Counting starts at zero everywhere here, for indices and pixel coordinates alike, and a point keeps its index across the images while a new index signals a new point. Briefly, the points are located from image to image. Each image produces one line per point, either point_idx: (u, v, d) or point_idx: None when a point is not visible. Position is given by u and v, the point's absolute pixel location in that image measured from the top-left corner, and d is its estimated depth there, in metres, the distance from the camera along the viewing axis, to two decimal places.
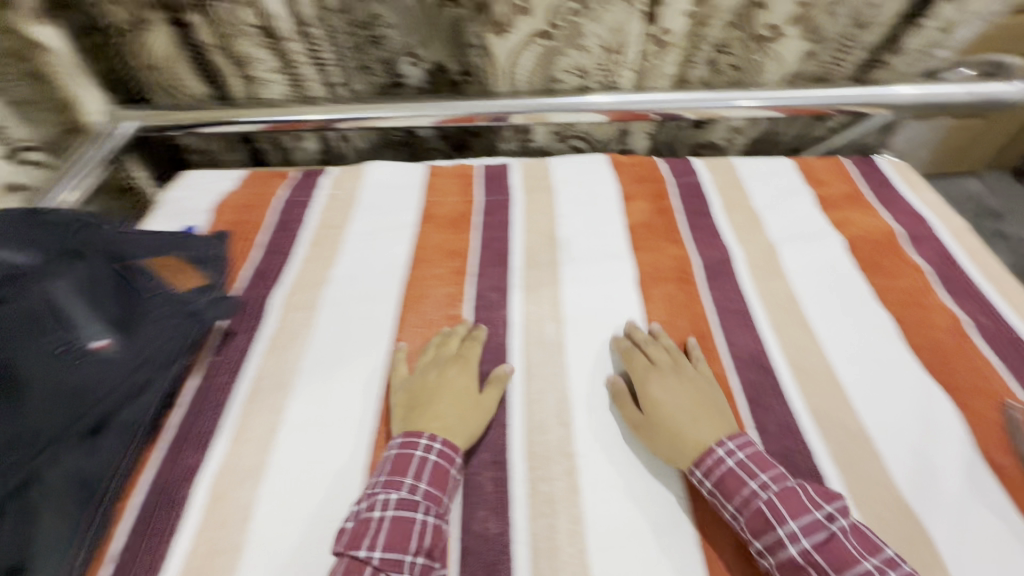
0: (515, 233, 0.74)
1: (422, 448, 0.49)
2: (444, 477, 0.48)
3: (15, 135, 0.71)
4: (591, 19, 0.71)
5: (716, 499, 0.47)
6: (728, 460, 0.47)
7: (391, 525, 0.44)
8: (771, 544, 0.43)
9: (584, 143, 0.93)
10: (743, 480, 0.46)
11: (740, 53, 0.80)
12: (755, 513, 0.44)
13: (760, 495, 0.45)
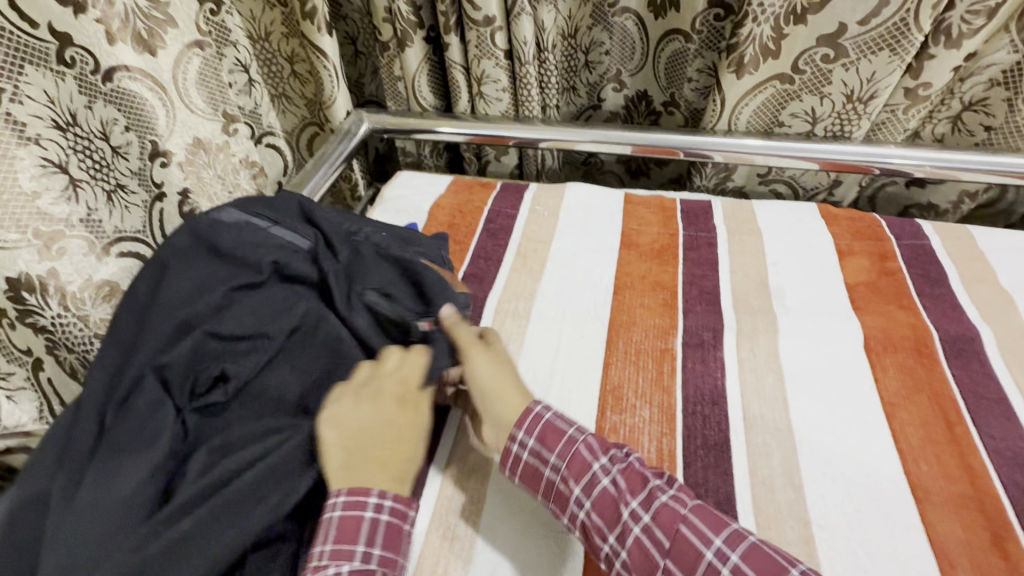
0: (722, 273, 0.73)
1: (371, 508, 0.44)
2: (398, 535, 0.45)
3: (268, 121, 0.86)
4: (843, 67, 0.69)
5: (540, 458, 0.49)
6: (546, 413, 0.50)
7: None
8: (589, 496, 0.46)
9: (787, 190, 0.89)
10: (563, 428, 0.49)
11: (999, 114, 0.74)
12: (575, 455, 0.48)
13: (580, 447, 0.48)
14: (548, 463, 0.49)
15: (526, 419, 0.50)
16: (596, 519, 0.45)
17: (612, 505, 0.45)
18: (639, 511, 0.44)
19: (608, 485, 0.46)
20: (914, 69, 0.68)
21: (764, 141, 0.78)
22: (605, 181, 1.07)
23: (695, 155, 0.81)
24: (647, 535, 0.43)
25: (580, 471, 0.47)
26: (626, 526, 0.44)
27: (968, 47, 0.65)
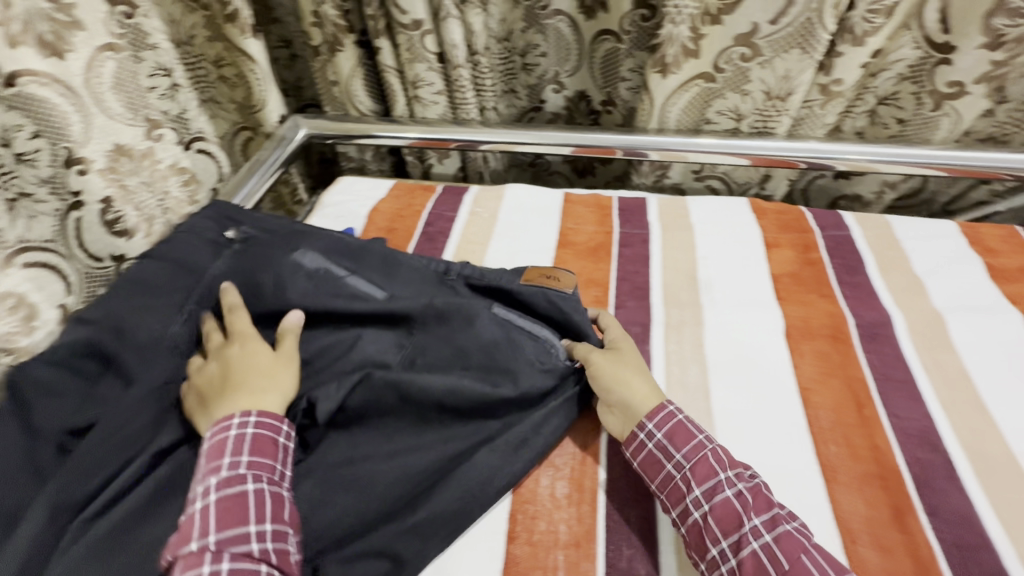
0: (653, 268, 0.74)
1: (234, 426, 0.48)
2: (270, 446, 0.48)
3: (195, 125, 0.87)
4: (760, 66, 0.72)
5: (662, 453, 0.50)
6: (680, 415, 0.51)
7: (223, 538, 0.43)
8: (708, 501, 0.46)
9: (721, 185, 0.92)
10: (693, 432, 0.50)
11: (909, 107, 0.77)
12: (701, 461, 0.48)
13: (707, 455, 0.49)
14: (670, 460, 0.49)
15: (658, 413, 0.51)
16: (711, 523, 0.45)
17: (731, 514, 0.45)
18: (760, 526, 0.44)
19: (731, 495, 0.46)
20: (826, 65, 0.71)
21: (694, 139, 0.79)
22: (553, 181, 1.07)
23: (631, 155, 0.83)
24: (765, 551, 0.42)
25: (705, 477, 0.47)
26: (745, 538, 0.44)
27: (873, 44, 0.67)
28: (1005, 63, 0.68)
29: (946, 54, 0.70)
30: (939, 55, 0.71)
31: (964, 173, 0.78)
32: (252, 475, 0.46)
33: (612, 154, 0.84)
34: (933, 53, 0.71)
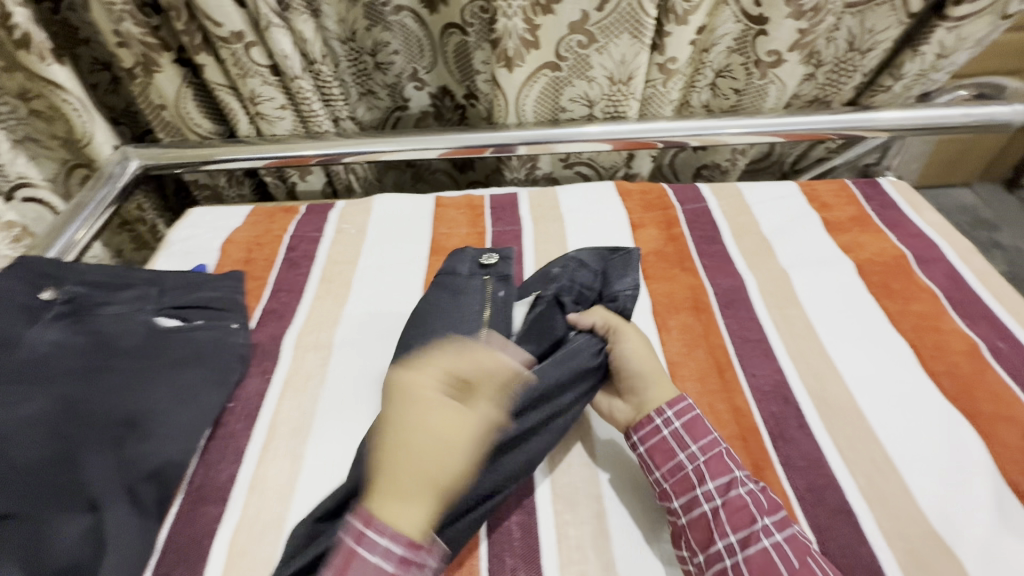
0: (527, 265, 0.74)
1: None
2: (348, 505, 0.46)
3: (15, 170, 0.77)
4: (598, 52, 0.73)
5: (678, 441, 0.50)
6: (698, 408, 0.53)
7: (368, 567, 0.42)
8: (721, 496, 0.47)
9: (590, 170, 0.94)
10: (709, 429, 0.51)
11: (742, 79, 0.83)
12: (717, 457, 0.49)
13: (722, 453, 0.50)
14: (685, 449, 0.50)
15: (679, 401, 0.53)
16: (721, 516, 0.46)
17: (743, 512, 0.45)
18: (771, 527, 0.44)
19: (745, 493, 0.47)
20: (660, 47, 0.74)
21: (552, 131, 0.80)
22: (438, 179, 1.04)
23: (502, 151, 0.81)
24: (775, 550, 0.43)
25: (722, 472, 0.48)
26: (756, 535, 0.44)
27: (696, 22, 0.70)
28: (809, 30, 0.73)
29: (762, 25, 0.75)
30: (756, 26, 0.75)
31: (798, 136, 0.85)
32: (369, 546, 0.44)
33: (481, 153, 0.82)
34: (752, 26, 0.76)
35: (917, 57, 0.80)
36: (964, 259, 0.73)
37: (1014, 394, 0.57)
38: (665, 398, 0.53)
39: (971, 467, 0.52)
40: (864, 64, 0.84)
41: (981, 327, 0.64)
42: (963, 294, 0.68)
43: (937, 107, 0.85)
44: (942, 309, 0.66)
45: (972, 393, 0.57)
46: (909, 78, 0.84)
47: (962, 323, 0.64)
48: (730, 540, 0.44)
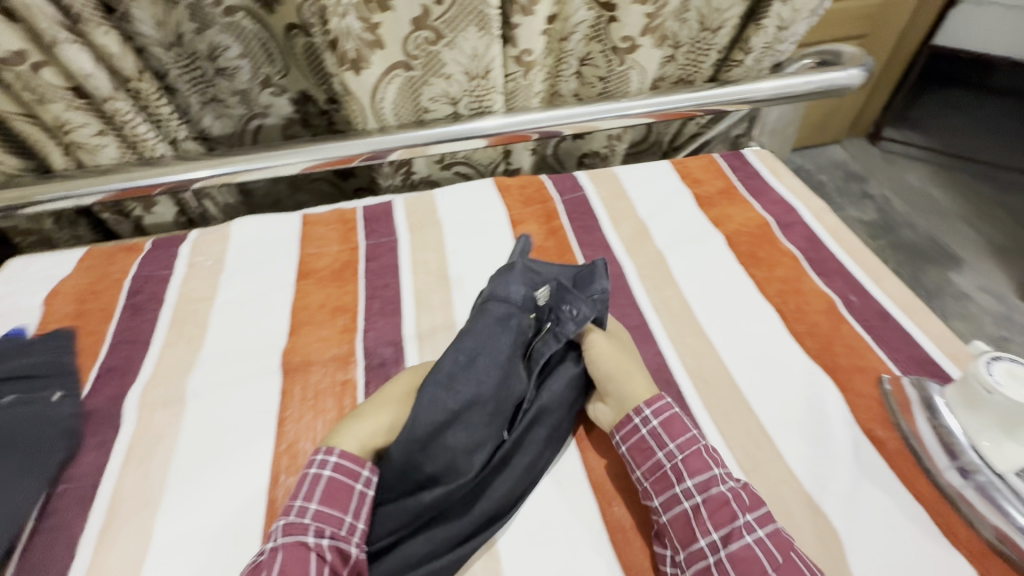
0: (404, 277, 0.70)
1: (318, 466, 0.46)
2: (345, 494, 0.45)
3: None
4: (447, 48, 0.69)
5: (655, 440, 0.50)
6: (675, 405, 0.52)
7: (283, 563, 0.41)
8: (703, 494, 0.46)
9: (469, 169, 0.91)
10: (686, 425, 0.50)
11: (603, 65, 0.83)
12: (694, 454, 0.48)
13: (700, 450, 0.49)
14: (662, 448, 0.49)
15: (655, 400, 0.52)
16: (703, 515, 0.45)
17: (725, 509, 0.45)
18: (754, 523, 0.44)
19: (726, 490, 0.46)
20: (511, 38, 0.72)
21: (417, 133, 0.76)
22: (318, 188, 0.97)
23: (372, 160, 0.78)
24: (758, 546, 0.43)
25: (700, 471, 0.47)
26: (738, 533, 0.44)
27: (542, 11, 0.69)
28: (656, 14, 0.74)
29: (612, 12, 0.75)
30: (607, 13, 0.75)
31: (666, 116, 0.86)
32: (316, 527, 0.43)
33: (350, 162, 0.78)
34: (603, 12, 0.75)
35: (760, 31, 0.84)
36: (819, 218, 0.77)
37: (865, 342, 0.61)
38: (642, 397, 0.53)
39: (833, 421, 0.55)
40: (716, 42, 0.86)
41: (836, 282, 0.68)
42: (820, 254, 0.72)
43: (785, 76, 0.89)
44: (802, 271, 0.69)
45: (831, 349, 0.61)
46: (757, 51, 0.87)
47: (820, 282, 0.68)
48: (712, 539, 0.44)
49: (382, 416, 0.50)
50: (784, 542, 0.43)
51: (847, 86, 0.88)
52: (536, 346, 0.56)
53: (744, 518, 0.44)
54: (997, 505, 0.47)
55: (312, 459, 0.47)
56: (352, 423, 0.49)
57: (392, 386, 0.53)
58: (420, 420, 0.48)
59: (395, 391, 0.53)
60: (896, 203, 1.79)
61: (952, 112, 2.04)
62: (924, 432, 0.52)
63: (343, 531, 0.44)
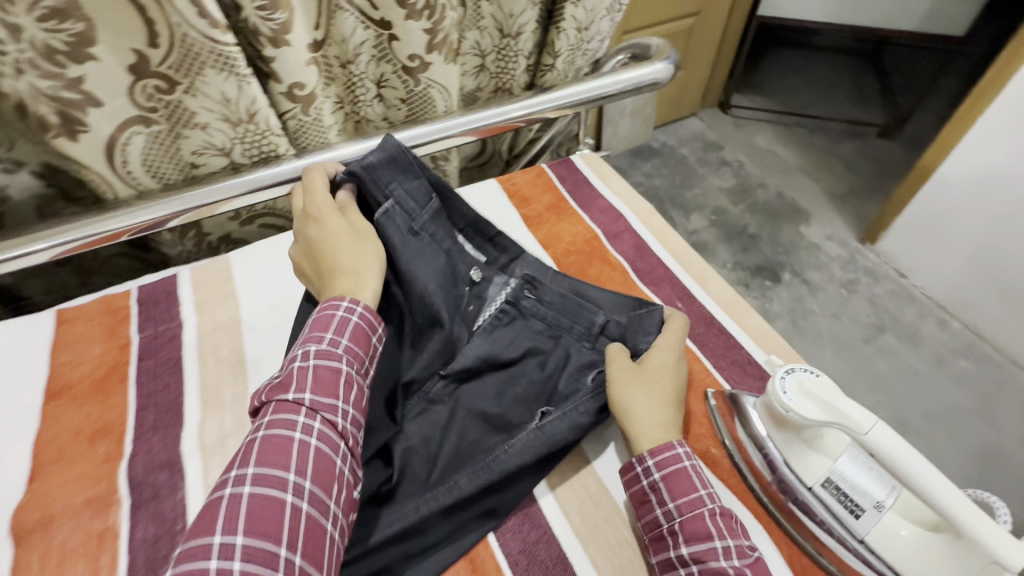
0: (189, 372, 0.59)
1: (344, 312, 0.48)
2: (365, 339, 0.49)
3: None
4: (188, 95, 0.58)
5: (654, 495, 0.46)
6: (685, 460, 0.47)
7: (316, 371, 0.44)
8: (697, 565, 0.43)
9: (279, 219, 0.81)
10: (694, 484, 0.46)
11: (401, 86, 0.75)
12: (695, 519, 0.44)
13: (704, 516, 0.44)
14: (662, 506, 0.46)
15: (663, 450, 0.47)
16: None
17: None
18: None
19: (727, 566, 0.42)
20: (271, 73, 0.62)
21: (188, 194, 0.65)
22: (115, 267, 0.79)
23: (148, 231, 0.65)
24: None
25: (702, 539, 0.43)
26: None
27: (298, 39, 0.60)
28: (436, 29, 0.67)
29: (389, 30, 0.67)
30: (385, 31, 0.67)
31: (488, 131, 0.80)
32: (347, 359, 0.46)
33: (120, 237, 0.63)
34: (381, 30, 0.68)
35: (562, 34, 0.80)
36: (646, 222, 0.76)
37: (692, 354, 0.59)
38: (648, 444, 0.48)
39: None
40: (521, 48, 0.82)
41: (665, 291, 0.67)
42: (647, 262, 0.70)
43: (601, 75, 0.85)
44: (632, 284, 0.67)
45: None
46: (565, 53, 0.84)
47: (649, 293, 0.66)
48: None
49: (359, 265, 0.52)
50: None
51: (658, 80, 0.86)
52: (487, 294, 0.62)
53: None
54: (817, 520, 0.45)
55: (338, 305, 0.48)
56: (354, 275, 0.52)
57: (329, 233, 0.53)
58: (415, 365, 0.56)
59: (341, 235, 0.53)
60: (749, 167, 1.89)
61: (784, 76, 2.19)
62: (741, 438, 0.50)
63: (363, 371, 0.48)
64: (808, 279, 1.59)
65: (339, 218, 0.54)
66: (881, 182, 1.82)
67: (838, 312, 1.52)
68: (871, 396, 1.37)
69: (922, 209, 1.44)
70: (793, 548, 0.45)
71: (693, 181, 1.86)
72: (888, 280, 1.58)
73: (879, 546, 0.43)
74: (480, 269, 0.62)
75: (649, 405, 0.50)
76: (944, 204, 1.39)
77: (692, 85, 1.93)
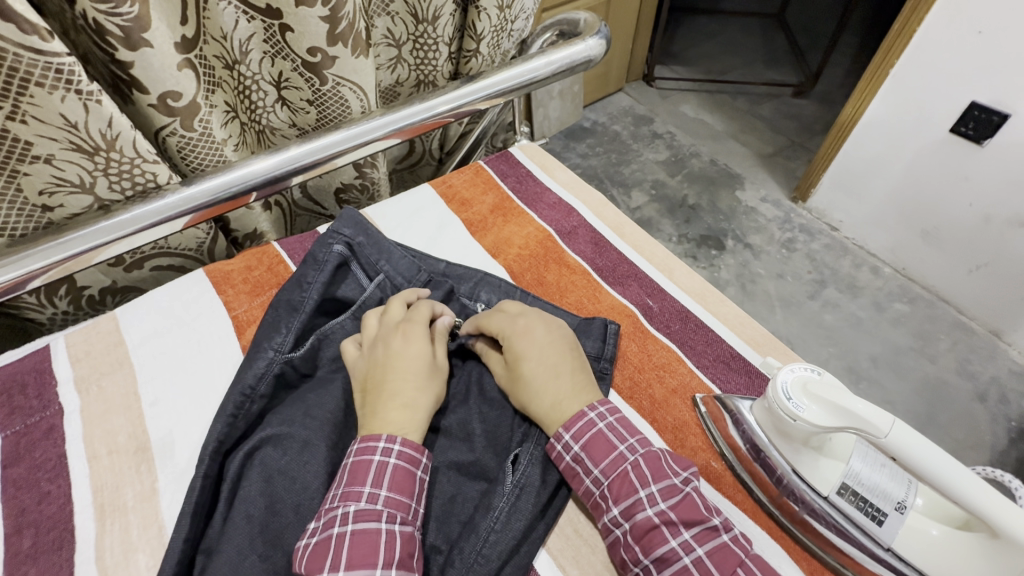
0: (76, 471, 0.47)
1: (381, 453, 0.42)
2: (410, 481, 0.42)
3: None
4: (15, 121, 0.45)
5: (579, 466, 0.44)
6: (600, 422, 0.45)
7: (353, 535, 0.38)
8: (627, 521, 0.41)
9: (177, 259, 0.67)
10: (613, 443, 0.44)
11: (307, 87, 0.63)
12: (620, 477, 0.43)
13: (628, 471, 0.43)
14: (589, 474, 0.44)
15: (575, 422, 0.45)
16: (631, 541, 0.41)
17: (654, 534, 0.40)
18: (691, 540, 0.39)
19: (653, 515, 0.40)
20: (132, 83, 0.50)
21: (45, 247, 0.51)
22: None
23: (3, 295, 0.52)
24: (697, 566, 0.38)
25: (626, 494, 0.42)
26: (674, 555, 0.39)
27: (161, 38, 0.48)
28: (338, 16, 0.56)
29: (279, 19, 0.55)
30: (274, 20, 0.56)
31: (415, 130, 0.71)
32: (390, 513, 0.40)
33: None
34: (269, 21, 0.56)
35: (484, 15, 0.72)
36: (599, 214, 0.70)
37: (675, 355, 0.54)
38: (562, 420, 0.46)
39: None
40: (440, 34, 0.73)
41: (632, 288, 0.61)
42: (608, 258, 0.64)
43: (530, 57, 0.76)
44: (597, 286, 0.61)
45: (643, 374, 0.53)
46: (489, 35, 0.75)
47: (616, 293, 0.61)
48: (645, 565, 0.39)
49: (425, 400, 0.47)
50: (727, 551, 0.39)
51: (591, 58, 0.79)
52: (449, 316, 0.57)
53: (676, 536, 0.40)
54: (834, 529, 0.41)
55: (375, 446, 0.43)
56: (405, 409, 0.45)
57: (407, 355, 0.48)
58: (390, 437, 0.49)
59: (414, 363, 0.48)
60: (680, 138, 1.89)
61: (701, 44, 2.21)
62: (739, 444, 0.46)
63: (413, 521, 0.41)
64: (751, 243, 1.61)
65: (425, 347, 0.49)
66: (804, 140, 1.87)
67: (782, 272, 1.55)
68: (823, 349, 1.40)
69: (847, 162, 1.48)
70: (814, 561, 0.41)
71: (629, 157, 1.83)
72: (822, 234, 1.63)
73: (906, 551, 0.40)
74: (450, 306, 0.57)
75: (531, 385, 0.48)
76: (866, 155, 1.43)
77: (616, 59, 1.89)
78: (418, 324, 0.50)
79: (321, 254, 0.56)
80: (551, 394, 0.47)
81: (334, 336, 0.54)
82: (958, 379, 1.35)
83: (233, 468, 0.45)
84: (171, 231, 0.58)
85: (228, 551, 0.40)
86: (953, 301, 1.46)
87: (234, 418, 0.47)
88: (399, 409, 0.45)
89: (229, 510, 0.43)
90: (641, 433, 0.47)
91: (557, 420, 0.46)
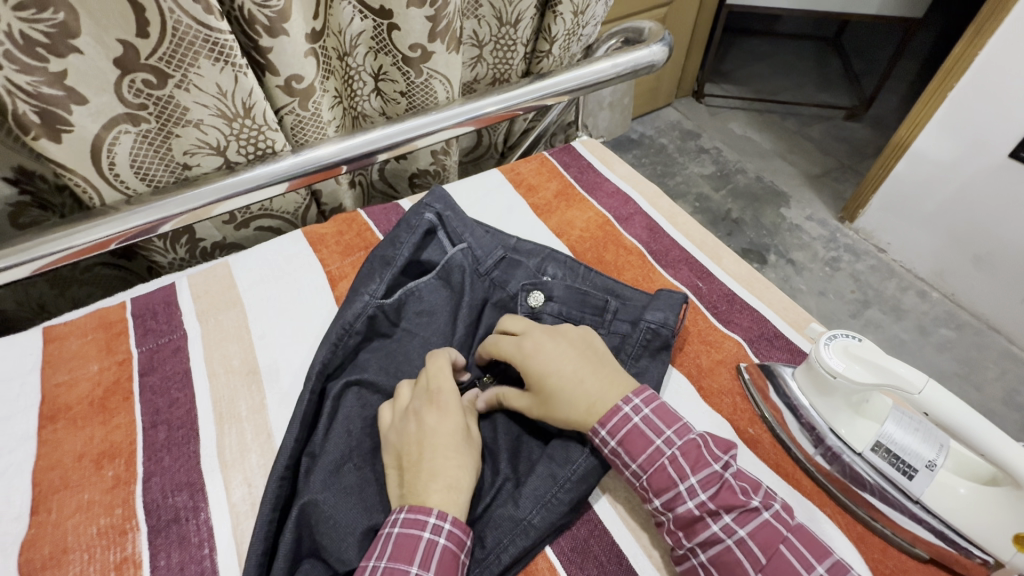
0: (199, 384, 0.55)
1: (431, 530, 0.41)
2: (455, 565, 0.41)
3: None
4: (180, 89, 0.54)
5: (618, 460, 0.45)
6: (635, 417, 0.45)
7: None
8: (669, 512, 0.43)
9: (273, 221, 0.77)
10: (649, 438, 0.45)
11: (401, 80, 0.72)
12: (659, 471, 0.44)
13: (666, 464, 0.44)
14: (627, 469, 0.45)
15: (611, 417, 0.45)
16: (676, 528, 0.43)
17: (697, 523, 0.42)
18: (732, 524, 0.41)
19: (694, 507, 0.42)
20: (267, 65, 0.59)
21: (182, 197, 0.60)
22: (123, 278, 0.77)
23: (138, 238, 0.60)
24: (739, 549, 0.40)
25: (666, 487, 0.43)
26: (716, 538, 0.41)
27: (296, 27, 0.57)
28: (440, 16, 0.64)
29: (389, 19, 0.64)
30: (385, 20, 0.65)
31: (488, 120, 0.78)
32: None
33: (111, 245, 0.59)
34: (380, 20, 0.65)
35: (559, 20, 0.79)
36: (654, 205, 0.75)
37: (720, 332, 0.59)
38: (596, 415, 0.46)
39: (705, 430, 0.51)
40: (519, 35, 0.81)
41: (683, 272, 0.66)
42: (661, 243, 0.70)
43: (594, 59, 0.83)
44: (651, 267, 0.67)
45: (692, 345, 0.58)
46: (562, 39, 0.83)
47: (670, 276, 0.66)
48: (690, 547, 0.42)
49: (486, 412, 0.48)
50: (771, 528, 0.41)
51: (653, 62, 0.84)
52: (511, 276, 0.62)
53: (716, 521, 0.41)
54: (868, 486, 0.45)
55: (425, 520, 0.41)
56: (434, 487, 0.43)
57: (456, 444, 0.46)
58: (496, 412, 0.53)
59: (456, 448, 0.45)
60: (727, 153, 1.92)
61: (751, 64, 2.24)
62: (780, 408, 0.51)
63: None
64: (794, 259, 1.62)
65: (459, 420, 0.47)
66: (853, 162, 1.87)
67: (824, 289, 1.55)
68: None
69: (898, 185, 1.48)
70: (847, 516, 0.45)
71: (674, 169, 1.88)
72: (869, 255, 1.62)
73: (934, 505, 0.44)
74: (518, 275, 0.62)
75: (561, 383, 0.48)
76: (916, 179, 1.43)
77: (669, 73, 1.94)
78: (446, 395, 0.48)
79: (415, 220, 0.63)
80: (583, 396, 0.47)
81: (418, 292, 0.60)
82: (1004, 409, 1.32)
83: (333, 390, 0.52)
84: (276, 192, 0.66)
85: (329, 454, 0.48)
86: (1004, 330, 1.43)
87: (336, 347, 0.54)
88: (453, 476, 0.44)
89: (330, 424, 0.50)
90: (679, 420, 0.47)
91: (590, 418, 0.46)
